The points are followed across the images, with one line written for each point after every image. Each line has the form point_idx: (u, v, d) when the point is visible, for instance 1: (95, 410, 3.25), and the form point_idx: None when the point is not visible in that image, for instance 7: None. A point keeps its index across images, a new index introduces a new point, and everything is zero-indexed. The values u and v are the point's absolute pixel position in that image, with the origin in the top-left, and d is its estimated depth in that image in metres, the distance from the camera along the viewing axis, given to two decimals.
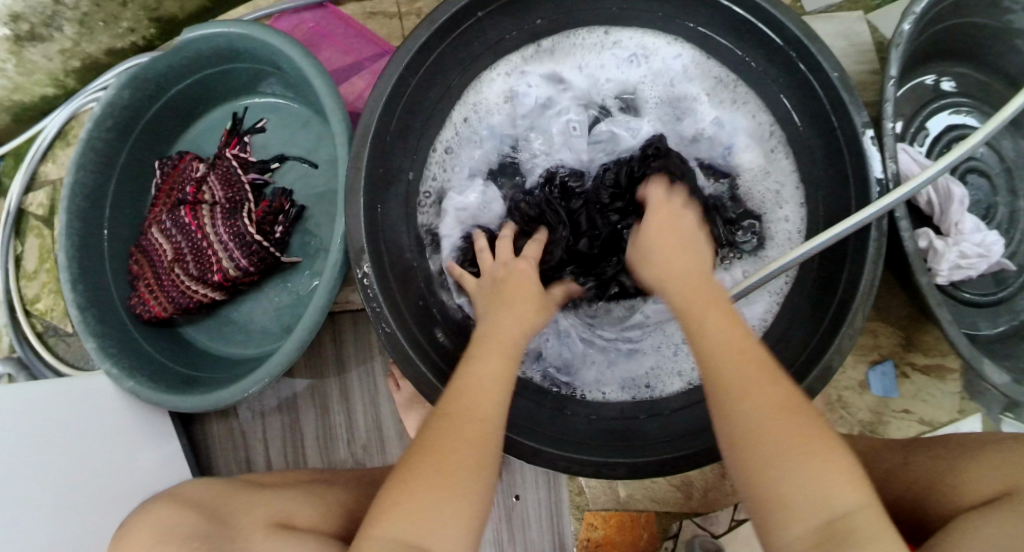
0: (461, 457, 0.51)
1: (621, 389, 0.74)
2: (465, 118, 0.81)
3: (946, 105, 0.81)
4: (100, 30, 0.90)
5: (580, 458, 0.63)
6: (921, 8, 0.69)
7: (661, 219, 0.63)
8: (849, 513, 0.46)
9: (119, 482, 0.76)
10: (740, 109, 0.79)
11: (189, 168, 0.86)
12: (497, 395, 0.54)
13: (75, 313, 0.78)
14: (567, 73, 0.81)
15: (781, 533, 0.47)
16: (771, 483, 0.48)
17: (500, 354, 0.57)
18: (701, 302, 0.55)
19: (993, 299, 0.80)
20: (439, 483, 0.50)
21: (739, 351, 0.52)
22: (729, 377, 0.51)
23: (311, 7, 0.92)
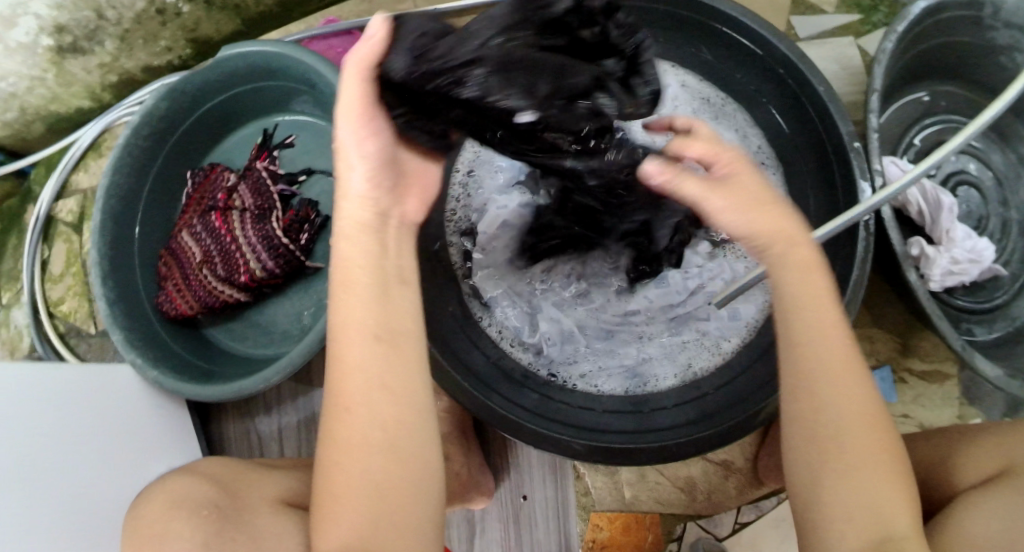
0: (361, 441, 0.50)
1: (619, 382, 0.75)
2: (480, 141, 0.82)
3: (933, 123, 0.86)
4: (139, 47, 0.96)
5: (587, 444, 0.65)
6: (903, 29, 0.74)
7: (725, 160, 0.53)
8: (904, 536, 0.49)
9: (133, 472, 0.77)
10: (724, 123, 0.83)
11: (220, 179, 0.90)
12: (364, 351, 0.50)
13: (104, 308, 0.81)
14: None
15: (836, 538, 0.49)
16: (837, 490, 0.50)
17: (351, 292, 0.51)
18: (813, 272, 0.51)
19: (987, 305, 0.82)
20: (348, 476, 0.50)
21: (841, 350, 0.51)
22: (836, 378, 0.50)
23: (338, 34, 0.98)
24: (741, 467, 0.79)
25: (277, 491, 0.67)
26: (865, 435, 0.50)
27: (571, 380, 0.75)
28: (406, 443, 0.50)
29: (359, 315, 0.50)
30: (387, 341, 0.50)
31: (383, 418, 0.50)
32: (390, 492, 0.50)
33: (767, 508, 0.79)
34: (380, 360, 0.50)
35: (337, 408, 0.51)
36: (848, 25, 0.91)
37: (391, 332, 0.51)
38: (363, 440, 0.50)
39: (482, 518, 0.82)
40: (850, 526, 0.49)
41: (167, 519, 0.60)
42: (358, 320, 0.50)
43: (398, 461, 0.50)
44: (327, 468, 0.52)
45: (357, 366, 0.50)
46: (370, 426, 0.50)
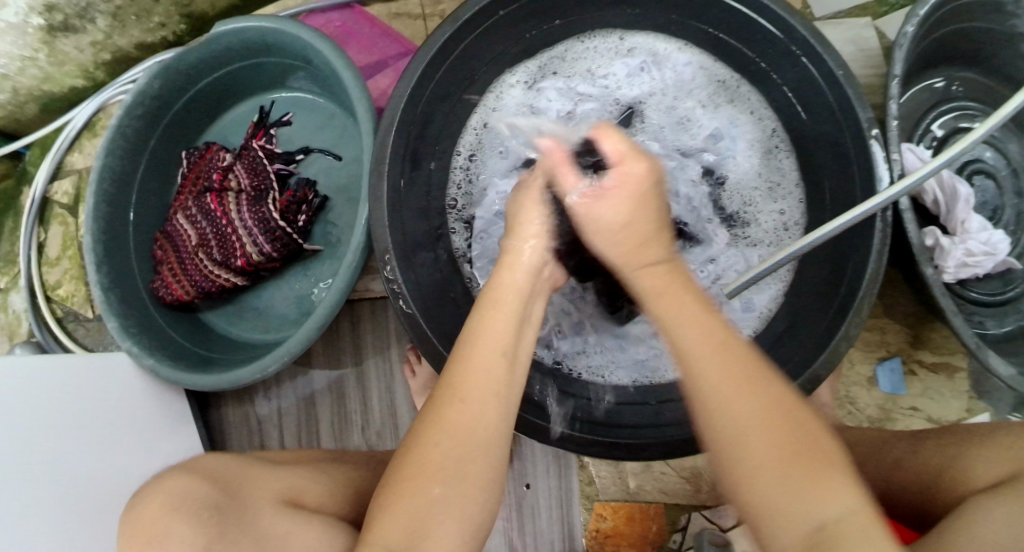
0: (454, 448, 0.50)
1: (629, 374, 0.75)
2: (486, 123, 0.85)
3: (951, 109, 0.84)
4: (131, 25, 0.93)
5: (588, 437, 0.63)
6: (925, 12, 0.71)
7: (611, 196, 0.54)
8: (840, 517, 0.43)
9: (131, 462, 0.77)
10: (740, 107, 0.84)
11: (216, 158, 0.87)
12: (486, 368, 0.52)
13: (99, 294, 0.80)
14: (579, 77, 0.87)
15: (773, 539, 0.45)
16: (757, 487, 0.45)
17: (494, 312, 0.54)
18: (667, 291, 0.51)
19: (1000, 299, 0.81)
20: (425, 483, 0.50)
21: (725, 352, 0.48)
22: (717, 375, 0.47)
23: (338, 8, 0.95)
24: None
25: (282, 486, 0.66)
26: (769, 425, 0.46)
27: (585, 373, 0.75)
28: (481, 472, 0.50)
29: (492, 337, 0.53)
30: (510, 365, 0.53)
31: (486, 426, 0.51)
32: (461, 494, 0.49)
33: None
34: (494, 379, 0.52)
35: (444, 399, 0.51)
36: (866, 5, 0.88)
37: (510, 357, 0.53)
38: (459, 437, 0.50)
39: None
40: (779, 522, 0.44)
41: (166, 518, 0.59)
42: (496, 337, 0.53)
43: (476, 469, 0.50)
44: (406, 453, 0.51)
45: (481, 371, 0.52)
46: (468, 435, 0.51)
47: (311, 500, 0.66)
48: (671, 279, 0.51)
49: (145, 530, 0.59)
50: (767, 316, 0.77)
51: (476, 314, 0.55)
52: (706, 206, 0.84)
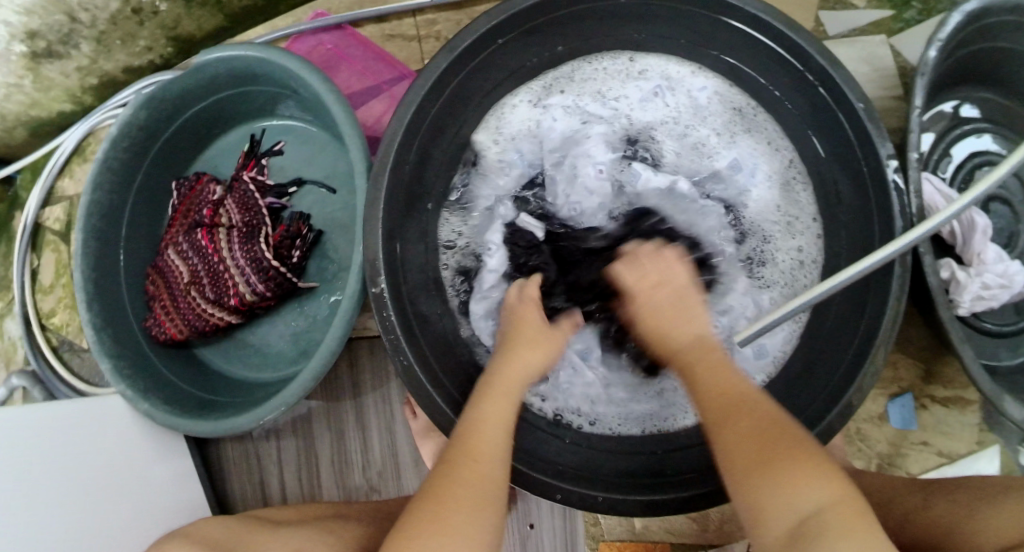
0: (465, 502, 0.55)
1: (632, 422, 0.73)
2: (493, 141, 0.80)
3: (968, 131, 0.81)
4: (117, 49, 0.90)
5: (587, 493, 0.62)
6: (946, 36, 0.68)
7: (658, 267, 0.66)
8: (818, 510, 0.48)
9: (129, 508, 0.75)
10: (755, 135, 0.80)
11: (206, 191, 0.85)
12: (497, 435, 0.58)
13: (91, 335, 0.78)
14: (588, 97, 0.82)
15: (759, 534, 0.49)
16: (747, 490, 0.50)
17: (501, 399, 0.60)
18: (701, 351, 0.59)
19: (1012, 328, 0.79)
20: (432, 530, 0.53)
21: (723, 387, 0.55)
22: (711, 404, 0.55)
23: (328, 30, 0.91)
24: None
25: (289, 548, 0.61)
26: (750, 438, 0.52)
27: (589, 421, 0.73)
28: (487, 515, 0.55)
29: (497, 419, 0.59)
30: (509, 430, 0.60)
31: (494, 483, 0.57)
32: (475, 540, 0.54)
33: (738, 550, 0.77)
34: (498, 449, 0.58)
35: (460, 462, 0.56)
36: (879, 22, 0.84)
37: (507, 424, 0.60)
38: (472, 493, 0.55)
39: None
40: (767, 514, 0.49)
41: None
42: (501, 414, 0.60)
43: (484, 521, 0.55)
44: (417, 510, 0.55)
45: (491, 436, 0.58)
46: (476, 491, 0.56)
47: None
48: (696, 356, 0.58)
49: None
50: (783, 359, 0.74)
51: (472, 399, 0.61)
52: (728, 247, 0.79)
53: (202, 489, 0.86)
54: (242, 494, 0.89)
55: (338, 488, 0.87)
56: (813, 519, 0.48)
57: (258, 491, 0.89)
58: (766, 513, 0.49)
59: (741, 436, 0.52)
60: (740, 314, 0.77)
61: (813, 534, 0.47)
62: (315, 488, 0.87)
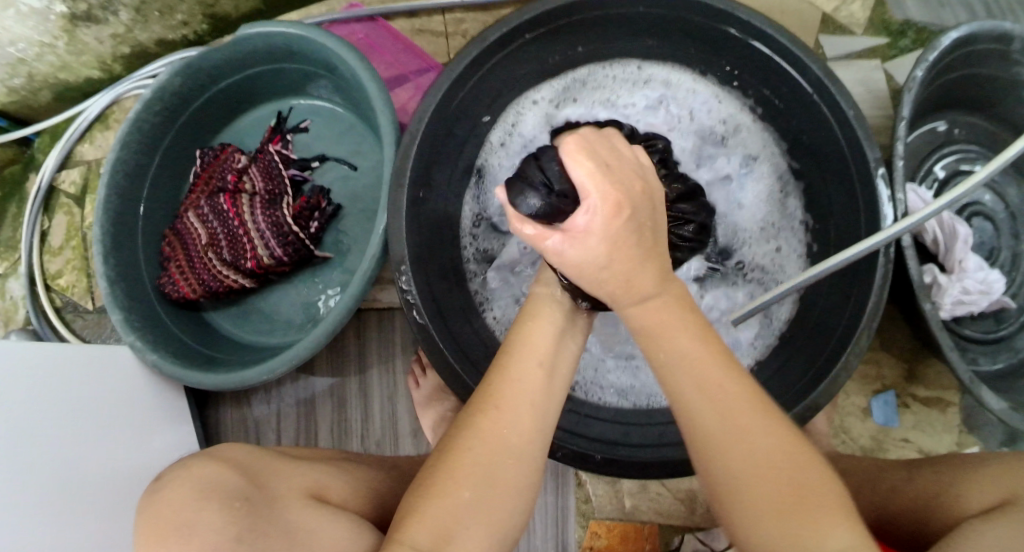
0: (490, 451, 0.49)
1: (620, 392, 0.76)
2: (502, 143, 0.86)
3: (953, 152, 0.87)
4: (154, 20, 0.93)
5: (580, 450, 0.65)
6: (934, 57, 0.74)
7: (608, 232, 0.45)
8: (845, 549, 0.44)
9: (122, 459, 0.75)
10: (738, 145, 0.87)
11: (229, 159, 0.88)
12: (528, 379, 0.51)
13: (105, 286, 0.80)
14: (599, 104, 0.88)
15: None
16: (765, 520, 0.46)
17: (534, 325, 0.54)
18: (664, 333, 0.48)
19: (993, 337, 0.83)
20: (456, 480, 0.48)
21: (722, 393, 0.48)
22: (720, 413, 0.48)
23: (362, 20, 0.96)
24: None
25: (306, 482, 0.63)
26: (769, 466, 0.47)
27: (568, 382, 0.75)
28: (513, 470, 0.49)
29: (530, 351, 0.52)
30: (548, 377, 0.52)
31: (519, 435, 0.50)
32: (490, 500, 0.48)
33: None
34: (536, 393, 0.51)
35: (480, 408, 0.50)
36: (875, 48, 0.91)
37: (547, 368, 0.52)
38: (491, 447, 0.49)
39: None
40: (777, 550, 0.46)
41: (194, 504, 0.54)
42: (535, 343, 0.53)
43: (499, 475, 0.49)
44: (442, 454, 0.50)
45: (515, 378, 0.51)
46: (507, 434, 0.50)
47: (335, 496, 0.64)
48: (661, 318, 0.48)
49: (168, 519, 0.53)
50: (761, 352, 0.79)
51: (515, 325, 0.55)
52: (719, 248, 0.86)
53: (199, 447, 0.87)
54: None
55: None
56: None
57: None
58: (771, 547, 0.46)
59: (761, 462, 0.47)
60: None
61: None
62: None
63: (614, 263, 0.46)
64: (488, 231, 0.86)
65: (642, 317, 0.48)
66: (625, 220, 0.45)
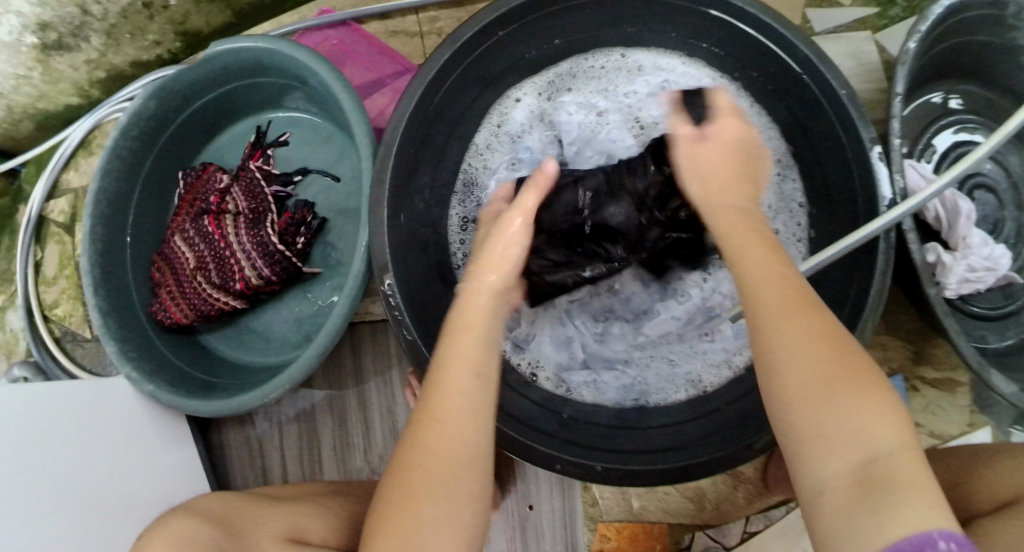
0: (438, 465, 0.51)
1: (618, 392, 0.74)
2: (488, 144, 0.85)
3: (952, 123, 0.84)
4: (126, 42, 0.92)
5: (581, 460, 0.63)
6: (926, 28, 0.71)
7: (725, 137, 0.62)
8: (891, 452, 0.43)
9: (129, 490, 0.76)
10: None
11: (212, 179, 0.87)
12: (461, 392, 0.52)
13: (97, 317, 0.79)
14: (596, 94, 0.86)
15: (817, 468, 0.44)
16: (812, 414, 0.45)
17: (464, 337, 0.54)
18: (740, 231, 0.53)
19: (1000, 312, 0.80)
20: (409, 499, 0.50)
21: (787, 281, 0.49)
22: (776, 303, 0.48)
23: (334, 25, 0.93)
24: (750, 476, 0.79)
25: (285, 527, 0.68)
26: (827, 355, 0.46)
27: (562, 385, 0.75)
28: (465, 481, 0.51)
29: (461, 359, 0.53)
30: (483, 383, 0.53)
31: (467, 446, 0.51)
32: (450, 508, 0.50)
33: (776, 516, 0.78)
34: (473, 401, 0.52)
35: (424, 423, 0.52)
36: (865, 19, 0.88)
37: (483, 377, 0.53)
38: (442, 458, 0.51)
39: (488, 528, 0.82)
40: (827, 451, 0.44)
41: None
42: (469, 350, 0.53)
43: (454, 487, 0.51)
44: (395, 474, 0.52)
45: (456, 390, 0.52)
46: (454, 441, 0.51)
47: (315, 537, 0.67)
48: (741, 221, 0.55)
49: None
50: None
51: (444, 338, 0.55)
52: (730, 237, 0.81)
53: (203, 470, 0.87)
54: (243, 480, 0.90)
55: (340, 473, 0.88)
56: (880, 459, 0.43)
57: (260, 477, 0.90)
58: (822, 451, 0.44)
59: (813, 347, 0.46)
60: (716, 312, 0.76)
61: (883, 481, 0.42)
62: (316, 472, 0.88)
63: (719, 165, 0.60)
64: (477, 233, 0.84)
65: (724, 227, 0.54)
66: (738, 144, 0.62)
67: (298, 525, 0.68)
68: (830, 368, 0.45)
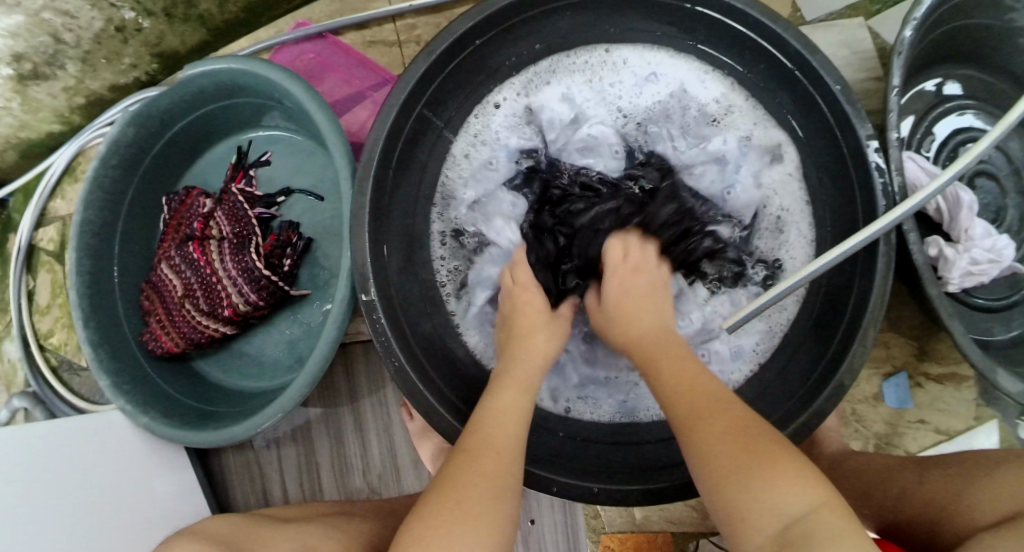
0: (485, 474, 0.54)
1: (612, 411, 0.73)
2: (467, 152, 0.81)
3: (951, 109, 0.81)
4: (102, 68, 0.91)
5: (579, 483, 0.63)
6: (921, 15, 0.68)
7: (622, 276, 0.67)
8: (806, 514, 0.47)
9: (129, 521, 0.75)
10: (733, 121, 0.79)
11: (196, 204, 0.86)
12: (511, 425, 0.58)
13: (88, 350, 0.78)
14: (581, 85, 0.81)
15: (744, 543, 0.48)
16: (727, 495, 0.49)
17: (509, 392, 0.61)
18: (667, 362, 0.59)
19: (1005, 303, 0.78)
20: (454, 497, 0.52)
21: (697, 386, 0.55)
22: (686, 406, 0.54)
23: (310, 39, 0.92)
24: None
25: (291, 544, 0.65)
26: (732, 439, 0.51)
27: (557, 404, 0.73)
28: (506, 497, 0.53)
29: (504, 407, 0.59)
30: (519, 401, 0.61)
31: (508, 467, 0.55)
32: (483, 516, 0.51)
33: None
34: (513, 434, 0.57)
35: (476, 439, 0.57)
36: (857, 5, 0.85)
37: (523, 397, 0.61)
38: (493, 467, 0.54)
39: None
40: (749, 521, 0.48)
41: None
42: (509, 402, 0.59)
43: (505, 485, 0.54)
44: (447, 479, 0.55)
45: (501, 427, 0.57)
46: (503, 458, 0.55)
47: None
48: (669, 357, 0.59)
49: None
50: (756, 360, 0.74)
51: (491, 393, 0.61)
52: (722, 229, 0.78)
53: (204, 495, 0.87)
54: (245, 503, 0.90)
55: (340, 492, 0.87)
56: (798, 525, 0.46)
57: (261, 500, 0.89)
58: (746, 522, 0.48)
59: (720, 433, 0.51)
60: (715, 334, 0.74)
61: (801, 542, 0.45)
62: (317, 493, 0.88)
63: (628, 294, 0.66)
64: (462, 243, 0.81)
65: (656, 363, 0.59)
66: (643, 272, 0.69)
67: (306, 545, 0.65)
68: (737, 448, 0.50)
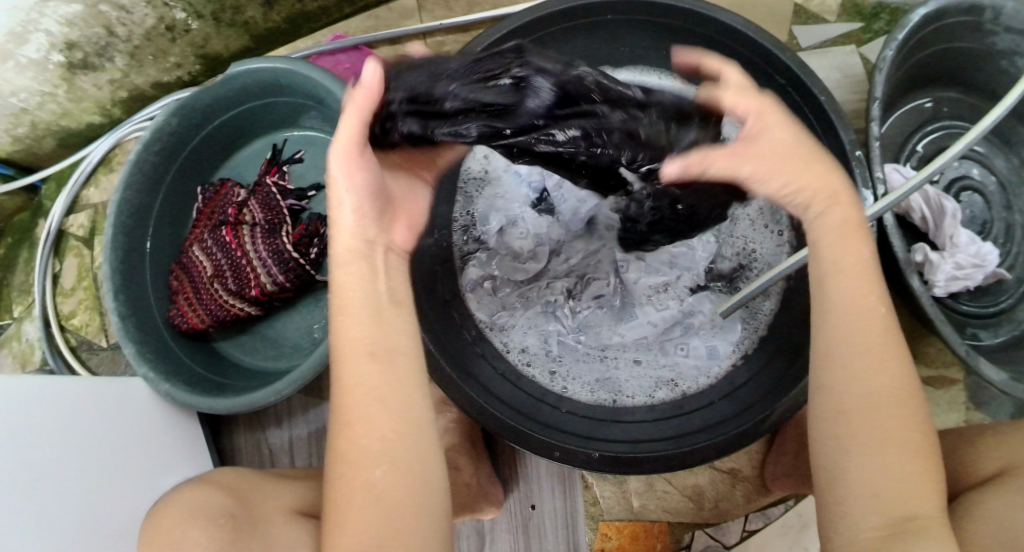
0: (371, 433, 0.52)
1: (596, 387, 0.76)
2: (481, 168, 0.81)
3: (935, 129, 0.87)
4: (148, 64, 0.97)
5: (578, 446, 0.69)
6: (903, 36, 0.74)
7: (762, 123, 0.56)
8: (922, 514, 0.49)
9: (140, 486, 0.77)
10: None
11: (230, 194, 0.91)
12: (367, 364, 0.52)
13: (116, 321, 0.82)
14: None
15: (856, 517, 0.50)
16: (853, 473, 0.50)
17: (349, 317, 0.53)
18: (861, 295, 0.53)
19: (993, 310, 0.82)
20: (355, 476, 0.51)
21: (874, 344, 0.52)
22: (857, 370, 0.52)
23: (346, 49, 0.97)
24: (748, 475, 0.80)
25: (296, 501, 0.68)
26: (889, 420, 0.51)
27: (558, 384, 0.76)
28: (408, 438, 0.52)
29: (354, 342, 0.53)
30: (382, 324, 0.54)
31: (391, 415, 0.52)
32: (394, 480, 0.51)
33: (775, 514, 0.80)
34: (386, 379, 0.53)
35: (341, 406, 0.53)
36: (850, 33, 0.91)
37: (394, 304, 0.55)
38: (372, 428, 0.52)
39: (491, 528, 0.83)
40: (868, 505, 0.49)
41: (183, 526, 0.63)
42: (359, 328, 0.53)
43: (402, 444, 0.52)
44: (337, 452, 0.53)
45: (358, 377, 0.52)
46: (384, 411, 0.52)
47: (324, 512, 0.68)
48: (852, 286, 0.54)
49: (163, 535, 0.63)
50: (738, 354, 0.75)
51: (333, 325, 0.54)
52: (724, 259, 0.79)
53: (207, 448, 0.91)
54: None
55: None
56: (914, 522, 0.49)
57: None
58: (857, 497, 0.50)
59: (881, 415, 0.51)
60: (698, 311, 0.78)
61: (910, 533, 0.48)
62: None
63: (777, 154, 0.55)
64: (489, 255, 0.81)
65: (837, 293, 0.54)
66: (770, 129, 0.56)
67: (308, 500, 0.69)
68: (878, 429, 0.50)
